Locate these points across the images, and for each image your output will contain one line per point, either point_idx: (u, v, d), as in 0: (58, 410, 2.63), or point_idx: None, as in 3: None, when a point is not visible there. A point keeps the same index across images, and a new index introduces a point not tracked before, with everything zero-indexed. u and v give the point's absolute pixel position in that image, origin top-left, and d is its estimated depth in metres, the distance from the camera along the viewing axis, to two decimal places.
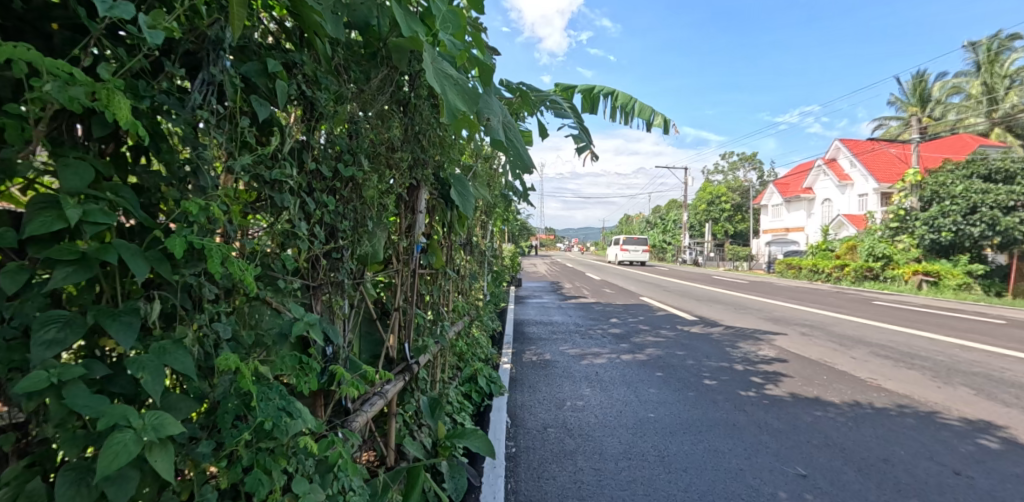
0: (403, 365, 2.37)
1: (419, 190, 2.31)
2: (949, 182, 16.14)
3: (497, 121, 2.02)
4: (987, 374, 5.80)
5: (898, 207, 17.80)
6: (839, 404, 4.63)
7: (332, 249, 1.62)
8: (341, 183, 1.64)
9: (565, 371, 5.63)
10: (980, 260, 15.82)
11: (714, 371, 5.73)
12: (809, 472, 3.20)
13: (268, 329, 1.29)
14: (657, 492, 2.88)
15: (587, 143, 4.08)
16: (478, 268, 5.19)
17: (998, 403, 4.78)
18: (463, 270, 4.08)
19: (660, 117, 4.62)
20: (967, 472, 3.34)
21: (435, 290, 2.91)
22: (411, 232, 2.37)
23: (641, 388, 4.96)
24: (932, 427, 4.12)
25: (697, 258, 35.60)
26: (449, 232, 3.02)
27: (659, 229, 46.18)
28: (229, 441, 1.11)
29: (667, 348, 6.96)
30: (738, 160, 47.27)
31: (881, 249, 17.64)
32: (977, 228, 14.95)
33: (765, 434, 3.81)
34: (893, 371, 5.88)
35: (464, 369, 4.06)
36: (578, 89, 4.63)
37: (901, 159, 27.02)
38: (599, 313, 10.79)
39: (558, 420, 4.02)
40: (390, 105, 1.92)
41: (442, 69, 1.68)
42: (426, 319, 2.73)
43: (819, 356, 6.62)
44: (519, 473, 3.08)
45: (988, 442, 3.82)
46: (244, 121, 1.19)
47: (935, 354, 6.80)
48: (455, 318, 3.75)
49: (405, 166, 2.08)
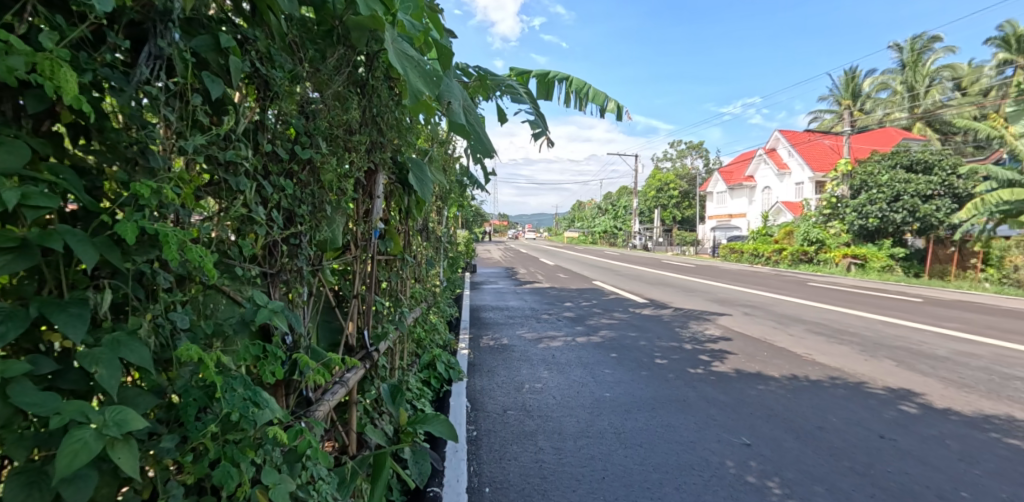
0: (362, 353, 2.34)
1: (376, 174, 2.25)
2: (876, 172, 17.27)
3: (458, 104, 2.01)
4: (907, 348, 6.35)
5: (830, 195, 19.07)
6: (779, 378, 4.92)
7: (290, 234, 1.56)
8: (298, 166, 1.59)
9: (523, 354, 5.72)
10: (901, 244, 17.17)
11: (665, 350, 5.98)
12: (753, 441, 3.41)
13: (226, 318, 1.23)
14: (614, 467, 2.99)
15: (543, 129, 4.15)
16: (433, 254, 5.15)
17: (917, 373, 5.26)
18: (420, 256, 4.09)
19: (614, 103, 4.72)
20: (890, 434, 3.66)
21: (393, 276, 2.89)
22: (369, 218, 2.31)
23: (597, 369, 5.09)
24: (861, 396, 4.47)
25: (647, 244, 36.96)
26: (406, 217, 2.99)
27: (611, 216, 47.30)
28: (194, 434, 1.06)
29: (620, 329, 7.20)
30: (686, 150, 48.88)
31: (816, 235, 18.89)
32: (899, 215, 16.17)
33: (714, 409, 4.01)
34: (827, 346, 6.33)
35: (422, 356, 4.10)
36: (533, 74, 4.65)
37: (834, 150, 28.75)
38: (554, 297, 11.00)
39: (518, 403, 4.08)
40: (347, 87, 1.85)
41: (403, 50, 1.66)
42: (384, 306, 2.71)
43: (761, 334, 7.03)
44: (481, 456, 3.11)
45: (907, 408, 4.20)
46: (195, 98, 1.13)
47: (861, 330, 7.35)
48: (413, 305, 3.73)
49: (363, 149, 2.01)
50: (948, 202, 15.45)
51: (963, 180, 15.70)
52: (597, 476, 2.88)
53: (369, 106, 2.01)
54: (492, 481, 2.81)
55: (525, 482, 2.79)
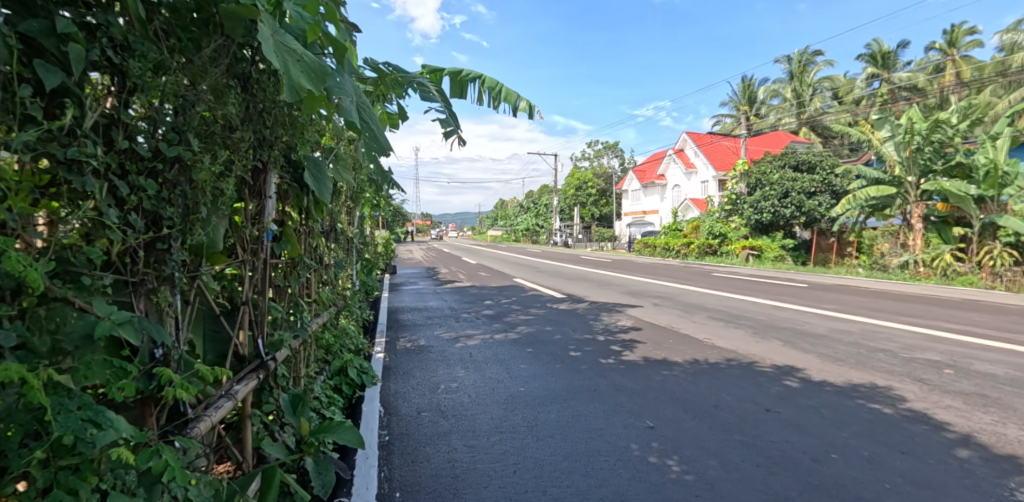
0: (256, 363, 2.19)
1: (266, 173, 2.12)
2: (768, 170, 18.94)
3: (350, 101, 1.95)
4: (793, 328, 7.04)
5: (731, 192, 20.90)
6: (682, 363, 5.27)
7: (155, 238, 1.43)
8: (164, 165, 1.46)
9: (440, 355, 5.67)
10: (790, 236, 19.02)
11: (579, 342, 6.19)
12: (656, 424, 3.61)
13: (72, 332, 1.12)
14: (526, 460, 3.05)
15: (455, 128, 4.15)
16: (344, 256, 4.97)
17: (799, 351, 5.85)
18: (327, 259, 3.92)
19: (526, 102, 4.81)
20: (775, 407, 4.03)
21: (294, 281, 2.74)
22: (260, 219, 2.18)
23: (513, 365, 5.17)
24: (752, 375, 4.89)
25: (568, 240, 38.09)
26: (306, 218, 2.84)
27: (533, 214, 48.21)
28: (16, 463, 0.95)
29: (538, 324, 7.38)
30: (603, 150, 50.97)
31: (719, 228, 20.81)
32: (788, 209, 17.88)
33: (622, 396, 4.21)
34: (726, 331, 6.88)
35: (332, 362, 3.97)
36: (446, 72, 4.62)
37: (733, 151, 31.17)
38: (475, 295, 11.02)
39: (433, 404, 4.04)
40: (227, 79, 1.73)
41: (284, 42, 1.59)
42: (283, 312, 2.56)
43: (668, 322, 7.49)
44: (393, 460, 3.05)
45: (790, 383, 4.66)
46: (24, 90, 1.02)
47: (755, 314, 8.05)
48: (320, 310, 3.57)
49: (247, 147, 1.88)
50: (828, 199, 17.25)
51: (840, 178, 17.59)
52: (509, 470, 2.92)
53: (258, 101, 1.90)
54: (403, 485, 2.76)
55: (437, 483, 2.77)
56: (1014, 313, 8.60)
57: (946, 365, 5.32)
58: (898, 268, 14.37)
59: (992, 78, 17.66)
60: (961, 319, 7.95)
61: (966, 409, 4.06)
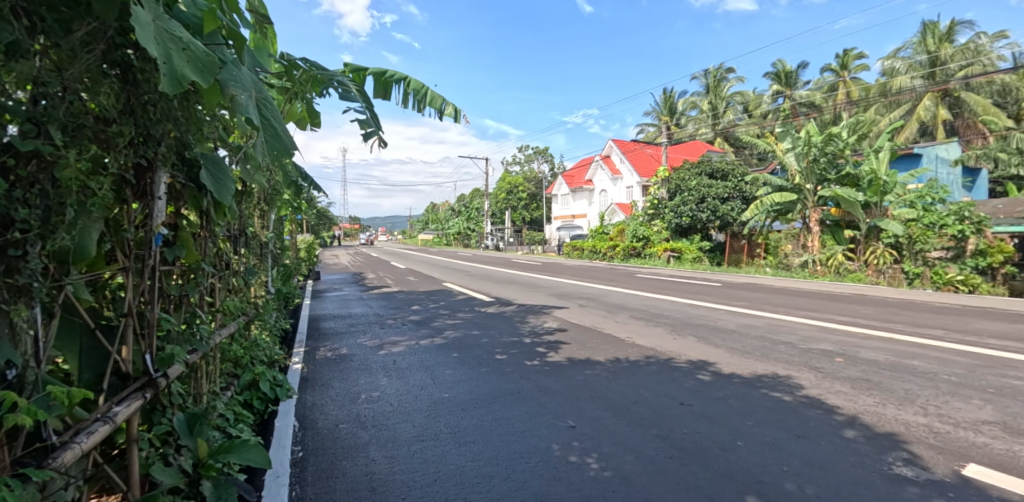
0: (144, 381, 1.99)
1: (153, 172, 1.93)
2: (687, 177, 20.10)
3: (248, 97, 1.82)
4: (707, 325, 7.49)
5: (653, 197, 21.95)
6: (604, 362, 5.43)
7: (6, 242, 1.27)
8: (16, 159, 1.30)
9: (362, 363, 5.48)
10: (707, 238, 20.30)
11: (506, 345, 6.21)
12: (577, 423, 3.69)
13: None
14: (447, 467, 3.00)
15: (376, 130, 4.03)
16: (256, 262, 4.66)
17: (712, 346, 6.23)
18: (236, 266, 3.66)
19: (451, 106, 4.77)
20: (688, 401, 4.25)
21: (194, 289, 2.53)
22: (148, 222, 1.98)
23: (437, 370, 5.09)
24: (669, 370, 5.14)
25: (499, 244, 38.27)
26: (207, 222, 2.63)
27: (464, 217, 48.05)
28: None
29: (465, 329, 7.32)
30: (534, 155, 51.90)
31: (642, 232, 21.78)
32: (705, 214, 19.07)
33: (546, 397, 4.26)
34: (647, 329, 7.19)
35: (241, 377, 3.72)
36: (370, 72, 4.49)
37: (655, 157, 32.76)
38: (402, 301, 10.77)
39: (352, 415, 3.88)
40: (102, 67, 1.56)
41: (168, 29, 1.47)
42: (179, 325, 2.34)
43: (593, 322, 7.71)
44: (306, 478, 2.89)
45: (703, 377, 4.93)
46: None
47: (673, 313, 8.49)
48: (227, 320, 3.34)
49: (128, 143, 1.70)
50: (738, 204, 18.55)
51: (749, 185, 18.96)
52: (429, 478, 2.86)
53: (146, 92, 1.70)
54: None
55: (353, 498, 2.66)
56: (893, 305, 9.67)
57: (837, 354, 5.87)
58: (799, 266, 15.73)
59: (875, 98, 19.78)
60: (851, 312, 8.82)
61: (852, 393, 4.50)
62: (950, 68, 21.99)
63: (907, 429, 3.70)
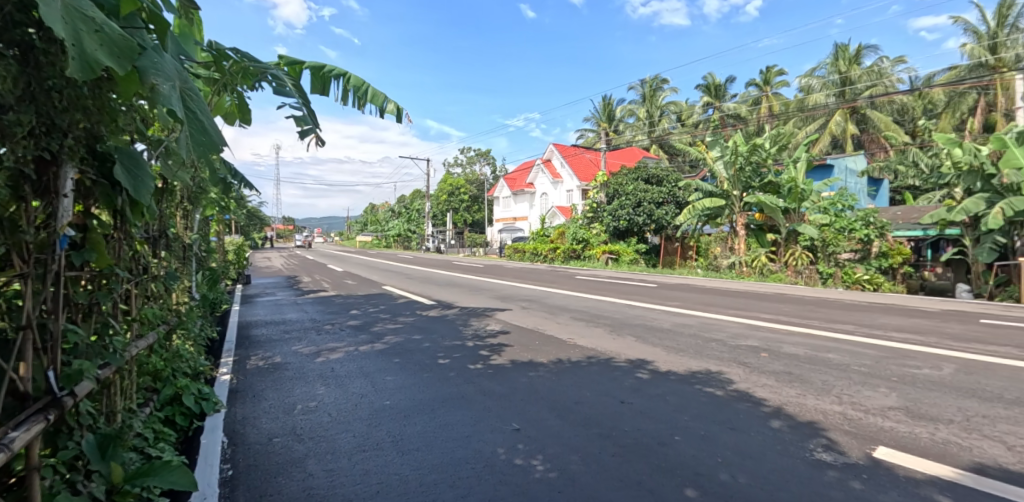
0: (46, 401, 1.77)
1: (59, 167, 1.73)
2: (624, 182, 20.77)
3: (171, 86, 1.66)
4: (644, 324, 7.74)
5: (592, 201, 22.49)
6: (547, 363, 5.47)
7: None
8: None
9: (297, 372, 5.22)
10: (643, 240, 21.07)
11: (448, 349, 6.13)
12: (522, 425, 3.68)
13: None
14: (390, 477, 2.91)
15: (313, 127, 3.84)
16: (178, 265, 4.32)
17: (649, 345, 6.43)
18: (155, 270, 3.37)
19: (394, 104, 4.65)
20: (629, 399, 4.35)
21: (107, 296, 2.29)
22: (53, 222, 1.78)
23: (378, 377, 4.94)
24: (609, 370, 5.25)
25: (440, 246, 37.85)
26: (123, 223, 2.40)
27: (404, 219, 47.17)
28: None
29: (406, 333, 7.15)
30: (476, 157, 51.85)
31: (582, 234, 22.27)
32: (641, 217, 19.78)
33: (490, 400, 4.24)
34: (588, 329, 7.32)
35: (161, 391, 3.43)
36: (306, 66, 4.29)
37: (594, 162, 33.65)
38: (340, 305, 10.39)
39: (287, 427, 3.68)
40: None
41: (79, 8, 1.31)
42: (89, 337, 2.12)
43: (535, 324, 7.77)
44: (237, 497, 2.70)
45: (642, 375, 5.08)
46: None
47: (612, 313, 8.71)
48: (144, 329, 3.07)
49: (27, 134, 1.52)
50: (672, 208, 19.37)
51: (681, 190, 19.86)
52: (371, 490, 2.76)
53: (50, 76, 1.52)
54: None
55: None
56: (809, 303, 10.43)
57: (762, 349, 6.23)
58: (727, 268, 16.65)
59: (793, 112, 21.32)
60: (773, 310, 9.43)
61: (777, 385, 4.78)
62: (857, 87, 24.10)
63: (825, 417, 3.98)
